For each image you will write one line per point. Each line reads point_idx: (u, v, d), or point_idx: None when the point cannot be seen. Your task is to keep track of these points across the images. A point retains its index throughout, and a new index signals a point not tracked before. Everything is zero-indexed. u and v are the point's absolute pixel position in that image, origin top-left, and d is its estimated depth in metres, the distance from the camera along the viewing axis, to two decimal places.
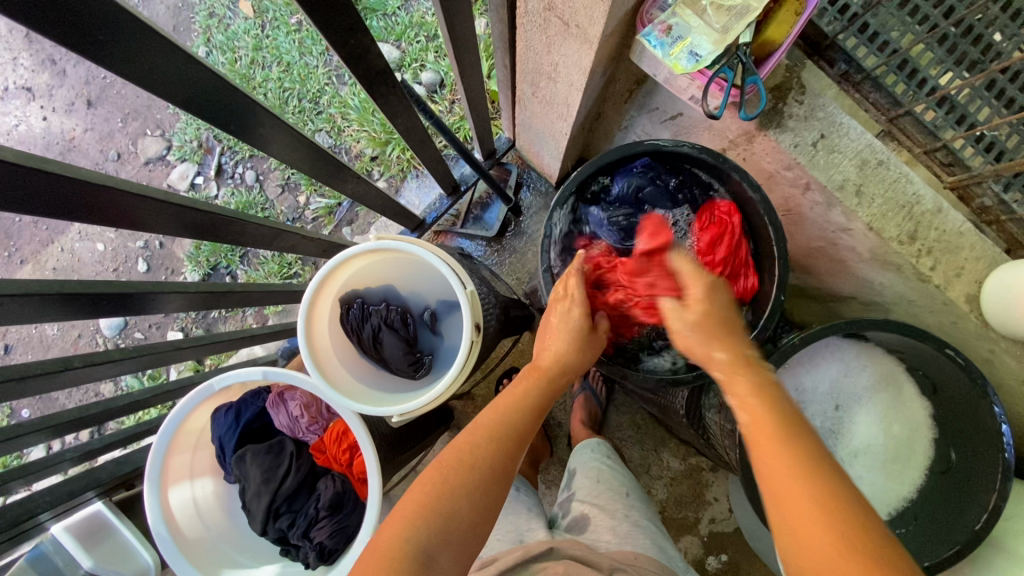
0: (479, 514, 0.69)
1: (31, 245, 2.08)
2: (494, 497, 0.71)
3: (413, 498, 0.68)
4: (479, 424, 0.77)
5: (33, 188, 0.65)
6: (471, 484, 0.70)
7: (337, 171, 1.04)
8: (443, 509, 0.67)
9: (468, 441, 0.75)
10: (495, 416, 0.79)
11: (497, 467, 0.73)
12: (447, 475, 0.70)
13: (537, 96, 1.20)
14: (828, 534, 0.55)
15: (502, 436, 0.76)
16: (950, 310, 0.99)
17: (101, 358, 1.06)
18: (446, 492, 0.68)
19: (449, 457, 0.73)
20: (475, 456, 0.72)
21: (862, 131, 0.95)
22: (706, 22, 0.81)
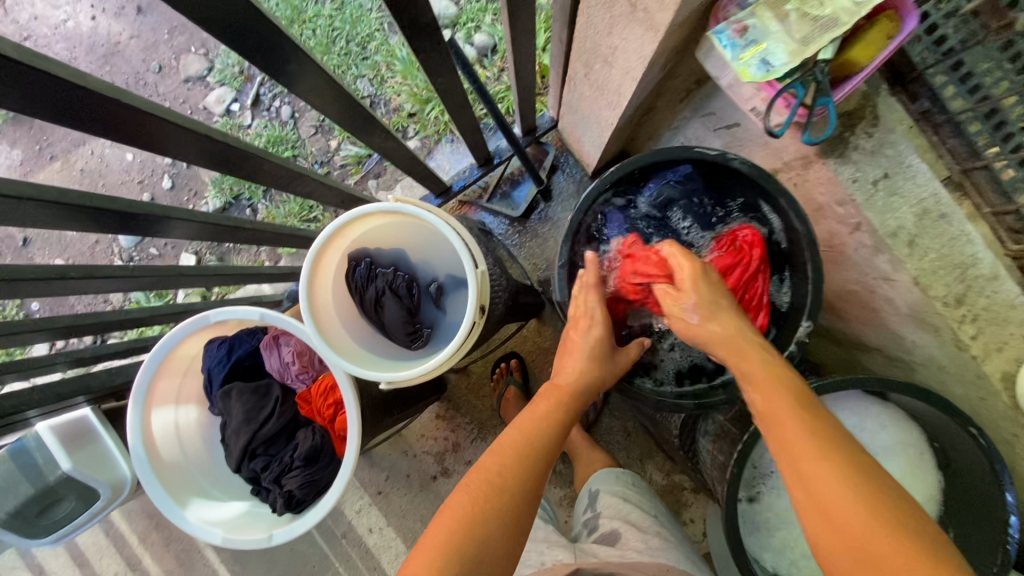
0: (512, 539, 0.68)
1: (63, 143, 2.07)
2: (527, 518, 0.71)
3: (448, 528, 0.66)
4: (510, 443, 0.76)
5: (40, 90, 0.61)
6: (504, 512, 0.69)
7: (367, 122, 1.00)
8: (474, 535, 0.66)
9: (497, 463, 0.73)
10: (523, 437, 0.77)
11: (529, 489, 0.72)
12: (479, 500, 0.69)
13: (589, 79, 1.13)
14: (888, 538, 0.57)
15: (533, 454, 0.75)
16: (981, 384, 0.93)
17: (103, 273, 1.00)
18: (478, 518, 0.67)
19: (477, 481, 0.71)
20: (505, 478, 0.71)
21: (931, 177, 0.87)
22: (787, 29, 0.74)
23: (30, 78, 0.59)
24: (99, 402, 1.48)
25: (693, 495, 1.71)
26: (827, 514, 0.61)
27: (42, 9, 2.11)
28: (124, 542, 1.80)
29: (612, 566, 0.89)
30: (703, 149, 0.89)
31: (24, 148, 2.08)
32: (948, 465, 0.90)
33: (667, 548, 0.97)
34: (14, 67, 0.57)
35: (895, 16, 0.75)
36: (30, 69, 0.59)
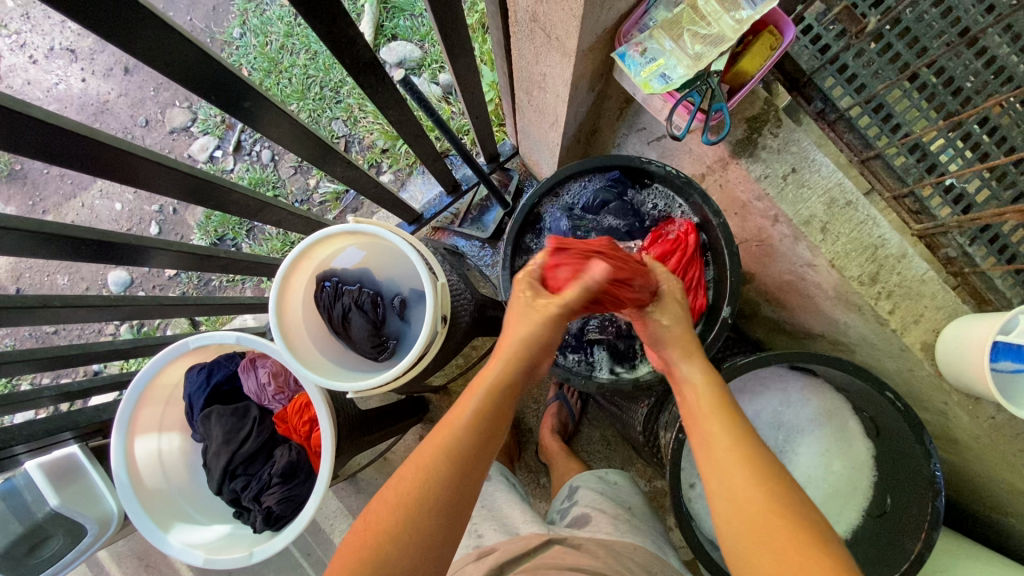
0: (424, 563, 0.65)
1: (55, 196, 2.18)
2: (443, 537, 0.67)
3: (347, 555, 0.66)
4: (424, 453, 0.69)
5: (17, 131, 0.70)
6: (408, 537, 0.65)
7: (326, 153, 1.09)
8: (378, 561, 0.64)
9: (412, 470, 0.68)
10: (438, 445, 0.69)
11: (444, 507, 0.67)
12: (377, 525, 0.66)
13: (532, 104, 1.24)
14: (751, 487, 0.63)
15: (448, 463, 0.68)
16: (906, 356, 0.99)
17: (85, 303, 1.08)
18: (375, 545, 0.65)
19: (390, 491, 0.68)
20: (408, 497, 0.67)
21: (833, 169, 0.96)
22: (681, 47, 0.85)
23: (21, 125, 0.70)
24: (88, 438, 1.54)
25: None
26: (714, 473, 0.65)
27: (35, 75, 2.24)
28: None
29: (582, 542, 0.92)
30: (625, 155, 0.98)
31: (17, 204, 2.18)
32: (878, 432, 0.96)
33: (636, 530, 1.01)
34: None
35: (776, 31, 0.87)
36: (8, 113, 0.68)
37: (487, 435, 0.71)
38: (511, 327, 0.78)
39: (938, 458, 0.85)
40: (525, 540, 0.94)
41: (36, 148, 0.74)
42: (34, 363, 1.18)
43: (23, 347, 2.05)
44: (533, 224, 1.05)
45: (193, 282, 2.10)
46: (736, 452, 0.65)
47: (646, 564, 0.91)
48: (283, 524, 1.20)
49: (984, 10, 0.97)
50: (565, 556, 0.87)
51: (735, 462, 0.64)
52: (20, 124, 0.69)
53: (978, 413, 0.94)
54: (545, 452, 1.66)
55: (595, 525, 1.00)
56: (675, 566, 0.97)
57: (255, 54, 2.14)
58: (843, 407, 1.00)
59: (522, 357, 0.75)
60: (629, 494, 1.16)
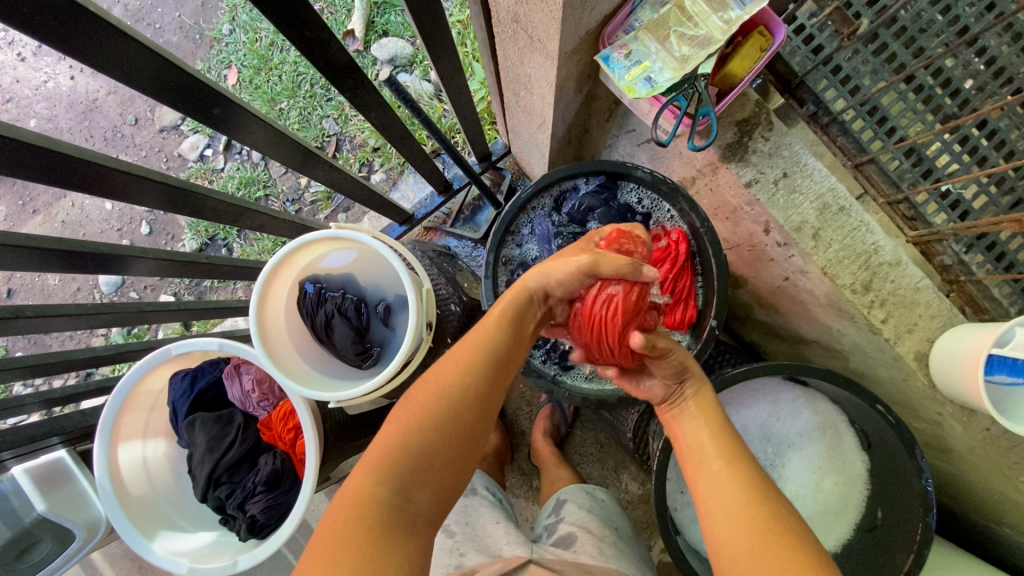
0: (455, 454, 0.73)
1: (45, 196, 2.16)
2: (474, 433, 0.75)
3: (386, 443, 0.71)
4: (458, 359, 0.76)
5: None
6: (442, 430, 0.73)
7: (307, 157, 1.07)
8: (414, 449, 0.71)
9: (454, 366, 0.76)
10: (473, 347, 0.77)
11: (475, 404, 0.75)
12: (417, 416, 0.73)
13: (519, 104, 1.21)
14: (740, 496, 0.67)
15: (481, 364, 0.76)
16: (900, 366, 0.97)
17: (60, 312, 1.06)
18: (412, 433, 0.72)
19: (432, 384, 0.75)
20: (450, 393, 0.74)
21: (826, 174, 0.94)
22: (667, 50, 0.82)
23: None
24: (75, 443, 1.53)
25: None
26: (708, 487, 0.70)
27: (24, 73, 2.22)
28: None
29: (564, 567, 0.94)
30: (610, 159, 0.95)
31: (8, 204, 2.16)
32: (869, 444, 0.93)
33: (619, 555, 1.02)
34: None
35: (766, 32, 0.84)
36: None
37: (521, 343, 0.81)
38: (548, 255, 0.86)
39: (931, 476, 0.82)
40: (505, 560, 0.95)
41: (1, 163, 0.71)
42: (15, 373, 1.16)
43: (14, 349, 2.05)
44: (518, 228, 1.02)
45: (185, 282, 2.09)
46: (730, 473, 0.70)
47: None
48: (269, 532, 1.18)
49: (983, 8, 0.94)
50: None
51: (728, 482, 0.69)
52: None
53: (972, 425, 0.92)
54: (537, 456, 1.66)
55: (580, 547, 1.02)
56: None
57: (244, 51, 2.10)
58: (838, 419, 0.97)
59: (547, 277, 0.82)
60: (616, 516, 1.19)
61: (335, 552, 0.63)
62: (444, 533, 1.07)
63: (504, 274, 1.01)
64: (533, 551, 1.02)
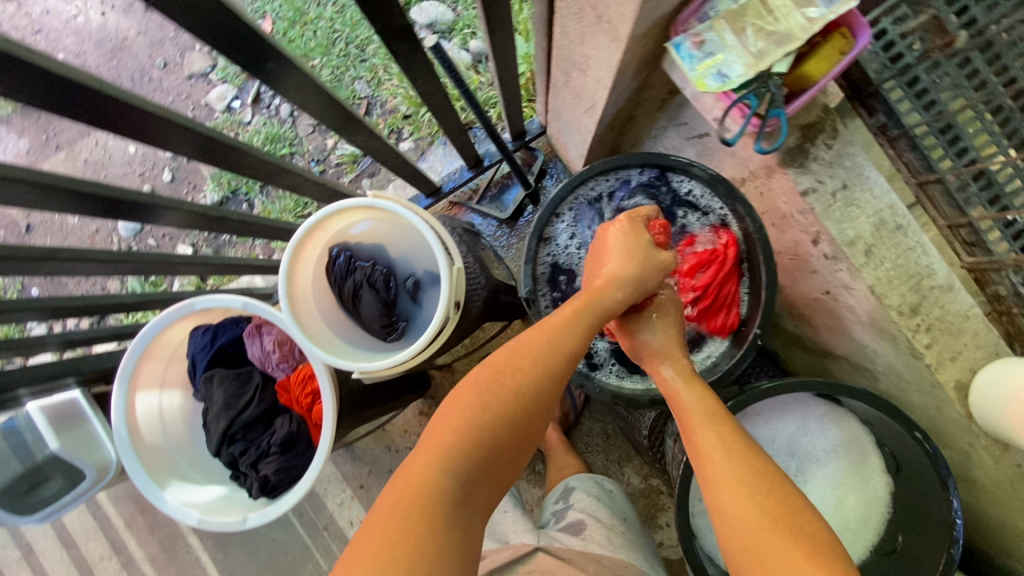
0: (514, 453, 0.74)
1: (68, 134, 2.13)
2: (534, 434, 0.76)
3: (455, 433, 0.71)
4: (536, 357, 0.76)
5: (33, 83, 0.66)
6: (510, 426, 0.73)
7: (349, 120, 1.04)
8: (483, 445, 0.71)
9: (532, 366, 0.76)
10: (552, 349, 0.78)
11: (542, 406, 0.76)
12: (493, 409, 0.73)
13: (569, 85, 1.16)
14: (740, 493, 0.69)
15: (556, 366, 0.77)
16: (936, 393, 0.95)
17: (90, 257, 1.06)
18: (483, 427, 0.72)
19: (509, 380, 0.75)
20: (525, 392, 0.75)
21: (887, 190, 0.91)
22: (742, 43, 0.78)
23: (37, 78, 0.66)
24: (90, 385, 1.53)
25: (670, 499, 1.71)
26: (714, 483, 0.72)
27: (54, 4, 2.16)
28: (112, 527, 1.83)
29: (573, 555, 0.95)
30: (666, 152, 0.92)
31: (31, 138, 2.14)
32: (898, 468, 0.91)
33: (629, 545, 1.02)
34: (7, 65, 0.62)
35: (848, 34, 0.80)
36: (25, 65, 0.64)
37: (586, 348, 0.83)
38: (619, 259, 0.86)
39: (960, 501, 0.82)
40: (515, 548, 0.99)
41: (51, 101, 0.70)
42: (40, 312, 1.16)
43: (30, 286, 2.06)
44: (560, 216, 0.99)
45: (203, 235, 2.08)
46: (730, 468, 0.72)
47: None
48: (279, 493, 1.19)
49: None
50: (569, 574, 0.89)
51: (729, 479, 0.71)
52: (29, 74, 0.64)
53: (1004, 459, 0.91)
54: (544, 442, 1.66)
55: (589, 534, 1.01)
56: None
57: (280, 3, 2.04)
58: (865, 440, 0.94)
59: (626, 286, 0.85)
60: (623, 505, 1.18)
61: (399, 539, 0.62)
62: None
63: (542, 262, 0.98)
64: (540, 536, 1.03)
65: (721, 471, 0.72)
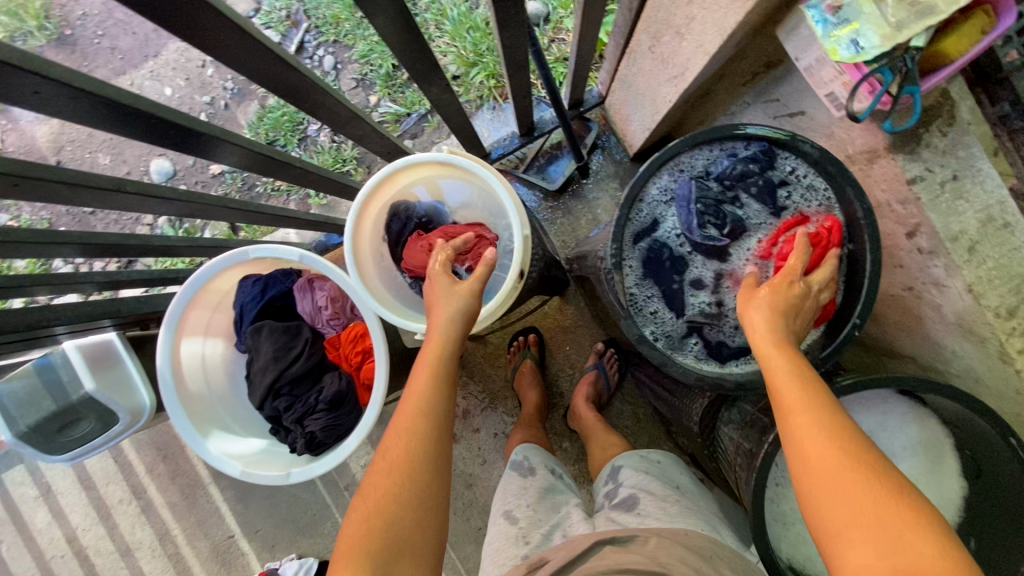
0: (427, 513, 0.74)
1: (102, 69, 2.06)
2: (439, 487, 0.76)
3: (356, 525, 0.71)
4: (401, 424, 0.78)
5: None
6: (404, 499, 0.73)
7: (430, 68, 0.99)
8: (383, 519, 0.71)
9: (400, 433, 0.77)
10: (414, 412, 0.79)
11: (429, 460, 0.76)
12: (381, 489, 0.73)
13: (654, 50, 1.10)
14: (824, 436, 0.63)
15: (426, 423, 0.78)
16: (1019, 400, 0.92)
17: (152, 193, 1.09)
18: (386, 504, 0.72)
19: (387, 457, 0.76)
20: (400, 461, 0.75)
21: (999, 185, 0.85)
22: (882, 11, 0.71)
23: None
24: (123, 329, 1.51)
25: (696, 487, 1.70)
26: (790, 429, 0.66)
27: None
28: (133, 471, 1.83)
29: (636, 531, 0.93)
30: (775, 126, 0.88)
31: None
32: (977, 473, 0.89)
33: None
34: None
35: (990, 13, 0.73)
36: None
37: (447, 393, 0.82)
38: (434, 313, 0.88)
39: None
40: (573, 545, 0.91)
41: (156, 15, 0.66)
42: (72, 248, 1.13)
43: (59, 223, 2.03)
44: (658, 180, 0.95)
45: (236, 185, 2.03)
46: (807, 410, 0.66)
47: (702, 549, 0.88)
48: (324, 450, 1.17)
49: None
50: (620, 560, 0.84)
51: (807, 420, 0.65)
52: None
53: None
54: (577, 420, 1.64)
55: (643, 509, 1.01)
56: (730, 548, 0.94)
57: None
58: (944, 441, 0.91)
59: (456, 328, 0.87)
60: (675, 474, 1.16)
61: None
62: (508, 520, 1.05)
63: (631, 226, 0.94)
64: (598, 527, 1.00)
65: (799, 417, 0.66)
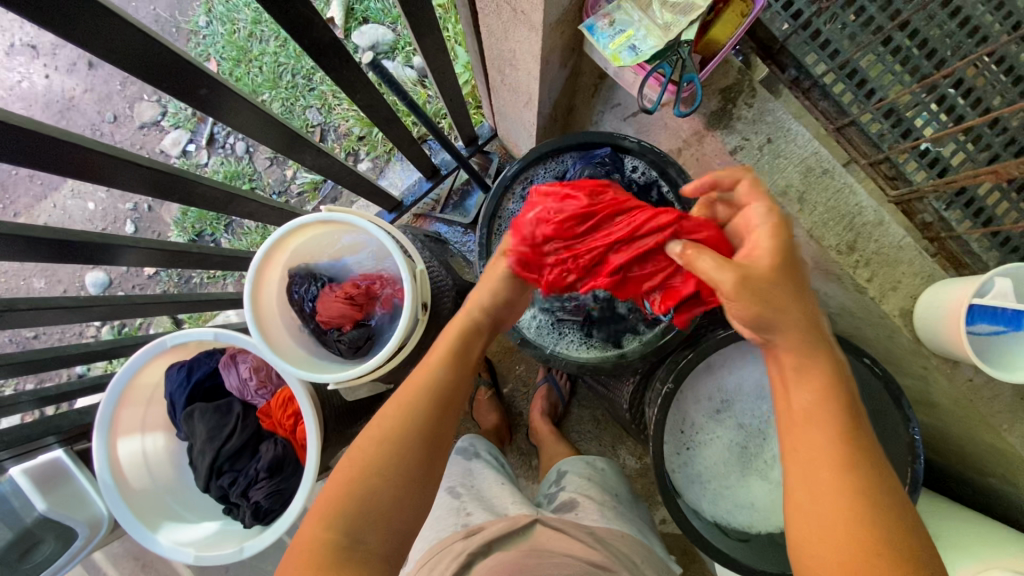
0: (407, 495, 0.69)
1: (25, 198, 2.12)
2: (425, 464, 0.71)
3: (330, 489, 0.69)
4: (400, 392, 0.75)
5: None
6: (390, 471, 0.69)
7: (294, 141, 1.07)
8: (363, 489, 0.68)
9: (399, 395, 0.75)
10: (415, 382, 0.75)
11: (424, 439, 0.72)
12: (360, 460, 0.70)
13: (504, 83, 1.19)
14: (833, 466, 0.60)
15: (427, 395, 0.74)
16: (885, 324, 0.99)
17: (50, 305, 1.08)
18: (370, 472, 0.69)
19: (372, 425, 0.73)
20: (393, 429, 0.71)
21: (809, 139, 0.96)
22: (651, 18, 0.84)
23: None
24: (72, 442, 1.44)
25: None
26: (800, 447, 0.62)
27: None
28: None
29: (563, 524, 0.95)
30: (606, 131, 0.98)
31: None
32: None
33: (622, 517, 1.06)
34: None
35: None
36: None
37: (458, 369, 0.77)
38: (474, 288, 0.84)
39: (917, 423, 0.89)
40: (512, 519, 0.96)
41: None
42: None
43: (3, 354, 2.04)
44: (513, 193, 1.05)
45: (173, 280, 2.08)
46: (820, 433, 0.61)
47: (631, 555, 0.96)
48: (272, 518, 1.20)
49: (1002, 19, 0.99)
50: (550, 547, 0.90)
51: (819, 445, 0.61)
52: None
53: (956, 377, 0.95)
54: (535, 435, 1.67)
55: (582, 511, 1.04)
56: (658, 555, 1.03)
57: (223, 43, 2.06)
58: None
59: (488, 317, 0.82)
60: (616, 481, 1.20)
61: None
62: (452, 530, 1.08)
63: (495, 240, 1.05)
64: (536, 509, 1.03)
65: (807, 435, 0.62)
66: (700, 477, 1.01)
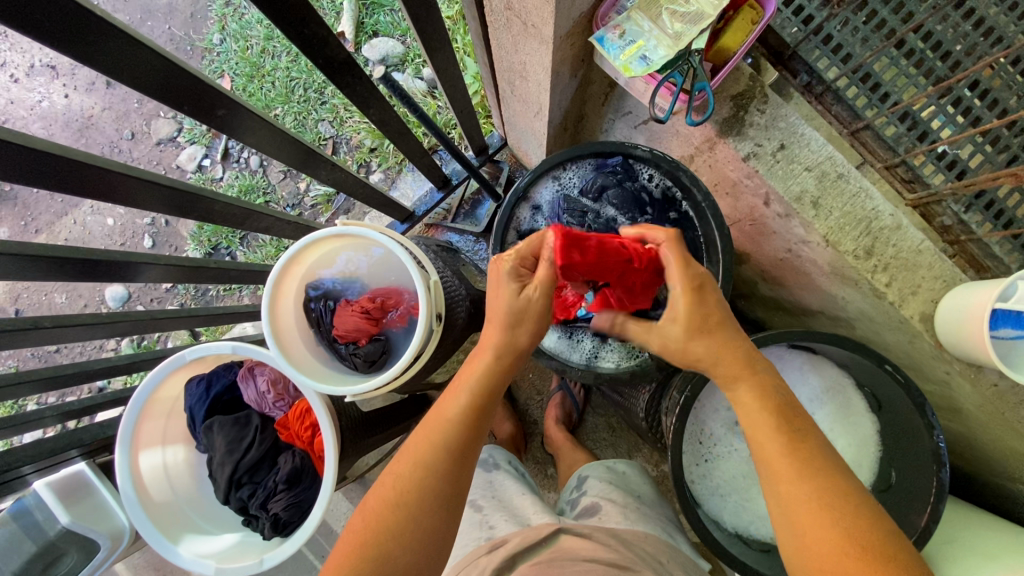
0: (422, 559, 0.69)
1: (46, 216, 2.17)
2: (440, 526, 0.71)
3: (343, 554, 0.68)
4: (415, 449, 0.73)
5: (8, 158, 0.70)
6: (405, 535, 0.69)
7: (309, 156, 1.08)
8: (377, 555, 0.67)
9: (412, 452, 0.73)
10: (429, 439, 0.73)
11: (440, 500, 0.71)
12: (375, 525, 0.69)
13: (514, 94, 1.20)
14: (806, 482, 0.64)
15: (440, 452, 0.72)
16: (906, 328, 0.98)
17: (75, 321, 1.10)
18: (384, 537, 0.68)
19: (387, 485, 0.72)
20: (409, 491, 0.70)
21: (823, 144, 0.96)
22: (662, 28, 0.85)
23: (2, 151, 0.69)
24: (95, 454, 1.46)
25: None
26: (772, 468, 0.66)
27: (18, 93, 2.22)
28: None
29: (590, 531, 0.95)
30: (617, 140, 0.99)
31: (10, 225, 2.17)
32: (879, 406, 0.98)
33: (643, 519, 1.04)
34: None
35: (756, 5, 0.87)
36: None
37: (472, 423, 0.75)
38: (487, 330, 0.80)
39: (942, 430, 0.87)
40: (537, 529, 0.96)
41: (23, 173, 0.74)
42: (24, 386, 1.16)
43: (26, 368, 2.08)
44: (526, 203, 1.06)
45: (190, 293, 2.11)
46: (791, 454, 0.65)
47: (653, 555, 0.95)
48: (293, 529, 1.21)
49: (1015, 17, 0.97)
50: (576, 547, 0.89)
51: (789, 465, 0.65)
52: (6, 151, 0.69)
53: (980, 381, 0.93)
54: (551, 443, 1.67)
55: (604, 514, 1.03)
56: (684, 551, 1.01)
57: (236, 60, 2.09)
58: (847, 383, 1.02)
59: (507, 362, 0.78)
60: (636, 482, 1.20)
61: None
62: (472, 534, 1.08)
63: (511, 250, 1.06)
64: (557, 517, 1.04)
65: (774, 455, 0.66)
66: (722, 488, 1.02)
